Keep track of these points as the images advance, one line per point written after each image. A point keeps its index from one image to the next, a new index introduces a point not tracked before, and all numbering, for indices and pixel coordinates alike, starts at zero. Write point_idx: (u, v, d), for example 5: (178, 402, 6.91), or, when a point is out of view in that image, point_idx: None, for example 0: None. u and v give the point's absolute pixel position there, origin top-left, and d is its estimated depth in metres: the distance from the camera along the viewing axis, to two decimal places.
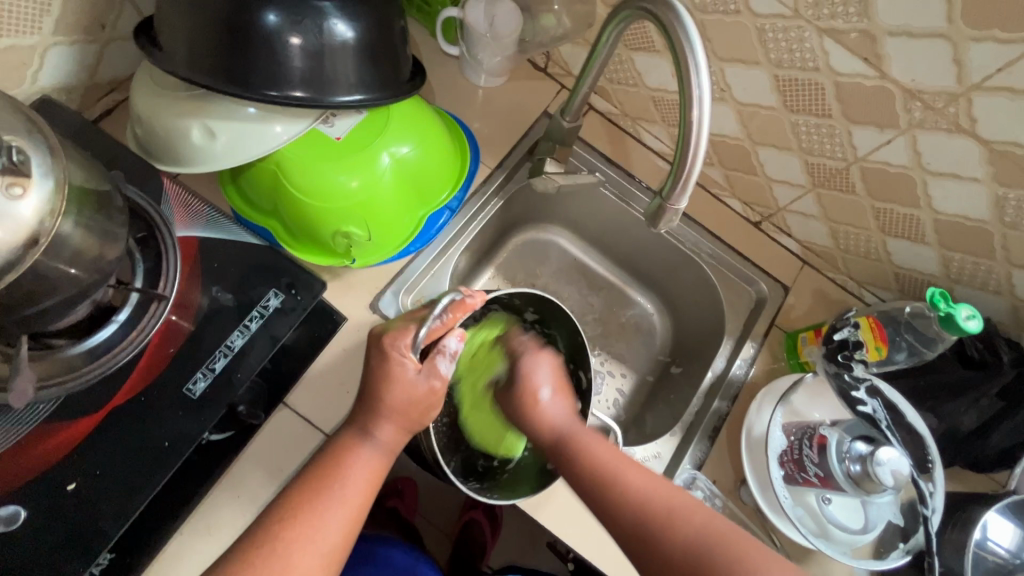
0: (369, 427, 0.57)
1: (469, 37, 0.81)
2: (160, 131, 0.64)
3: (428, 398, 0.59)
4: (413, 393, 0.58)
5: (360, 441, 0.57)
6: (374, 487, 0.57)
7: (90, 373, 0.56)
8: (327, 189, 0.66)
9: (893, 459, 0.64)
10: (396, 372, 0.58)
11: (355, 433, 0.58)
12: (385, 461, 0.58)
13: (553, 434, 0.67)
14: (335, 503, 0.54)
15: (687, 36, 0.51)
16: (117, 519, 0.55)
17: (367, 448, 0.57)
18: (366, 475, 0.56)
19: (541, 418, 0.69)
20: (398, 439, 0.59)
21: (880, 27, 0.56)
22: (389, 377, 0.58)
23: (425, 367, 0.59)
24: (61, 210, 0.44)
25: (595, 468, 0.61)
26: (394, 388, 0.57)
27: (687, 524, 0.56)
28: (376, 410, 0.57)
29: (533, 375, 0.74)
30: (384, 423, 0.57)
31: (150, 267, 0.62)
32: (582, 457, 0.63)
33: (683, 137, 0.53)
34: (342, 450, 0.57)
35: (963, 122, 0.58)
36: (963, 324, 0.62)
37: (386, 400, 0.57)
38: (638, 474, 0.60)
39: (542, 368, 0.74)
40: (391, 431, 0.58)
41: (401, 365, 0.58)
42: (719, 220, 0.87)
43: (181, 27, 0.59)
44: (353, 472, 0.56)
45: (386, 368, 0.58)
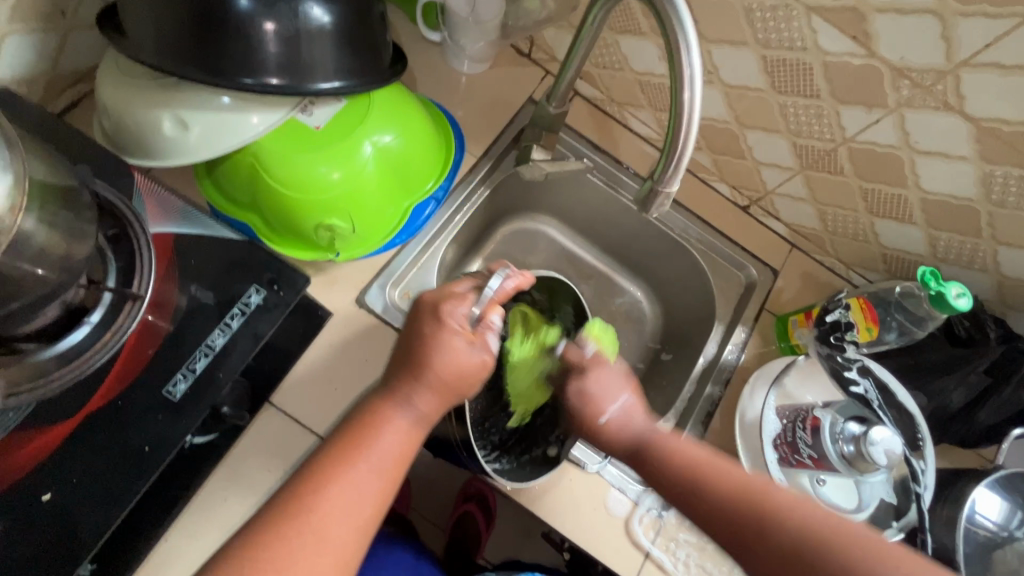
0: (409, 396, 0.55)
1: (450, 22, 0.78)
2: (130, 125, 0.61)
3: (479, 370, 0.57)
4: (465, 364, 0.56)
5: (397, 409, 0.54)
6: (406, 459, 0.54)
7: (63, 376, 0.54)
8: (309, 180, 0.64)
9: (886, 439, 0.64)
10: (449, 341, 0.56)
11: (391, 400, 0.55)
12: (419, 433, 0.55)
13: (625, 438, 0.58)
14: (367, 472, 0.51)
15: (676, 14, 0.49)
16: (96, 528, 0.52)
17: (404, 415, 0.54)
18: (401, 443, 0.53)
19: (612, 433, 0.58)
20: (437, 411, 0.56)
21: (869, 4, 0.56)
22: (441, 345, 0.56)
23: (477, 341, 0.57)
24: (22, 207, 0.42)
25: (673, 471, 0.54)
26: (444, 355, 0.55)
27: (781, 510, 0.49)
28: (418, 378, 0.55)
29: (590, 396, 0.60)
30: (424, 391, 0.55)
31: (123, 266, 0.59)
32: (673, 462, 0.55)
33: (673, 119, 0.52)
34: (376, 418, 0.54)
35: (951, 100, 0.58)
36: (954, 302, 0.62)
37: (433, 368, 0.55)
38: (723, 470, 0.53)
39: (607, 380, 0.61)
40: (432, 401, 0.55)
41: (456, 336, 0.56)
42: (707, 205, 0.87)
43: (147, 13, 0.56)
44: (388, 440, 0.53)
45: (439, 336, 0.56)
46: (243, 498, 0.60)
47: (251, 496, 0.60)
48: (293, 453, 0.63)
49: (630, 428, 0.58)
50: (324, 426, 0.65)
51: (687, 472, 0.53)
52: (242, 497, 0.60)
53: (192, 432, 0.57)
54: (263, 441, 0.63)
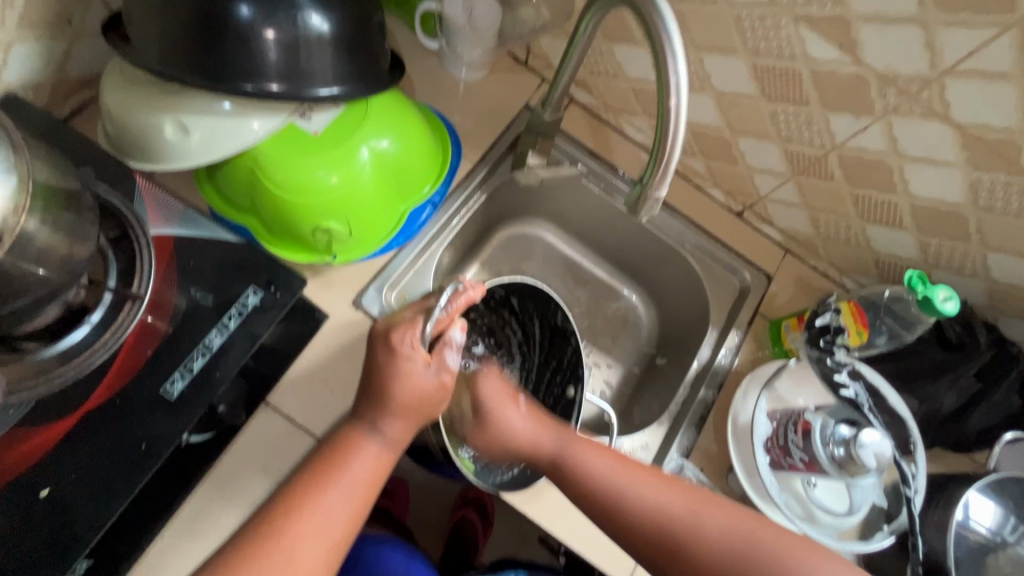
0: (376, 421, 0.55)
1: (448, 30, 0.80)
2: (133, 129, 0.63)
3: (439, 394, 0.56)
4: (422, 390, 0.55)
5: (366, 433, 0.55)
6: (377, 483, 0.54)
7: (63, 374, 0.56)
8: (307, 184, 0.65)
9: (876, 442, 0.65)
10: (407, 368, 0.55)
11: (361, 425, 0.55)
12: (390, 458, 0.55)
13: (551, 443, 0.62)
14: (337, 497, 0.51)
15: (663, 23, 0.51)
16: (92, 524, 0.53)
17: (373, 442, 0.54)
18: (370, 468, 0.53)
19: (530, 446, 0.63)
20: (406, 435, 0.56)
21: (854, 13, 0.57)
22: (396, 372, 0.55)
23: (434, 361, 0.56)
24: (24, 208, 0.43)
25: (587, 492, 0.59)
26: (403, 384, 0.54)
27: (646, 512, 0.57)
28: (383, 404, 0.55)
29: (492, 393, 0.66)
30: (393, 419, 0.55)
31: (123, 267, 0.61)
32: (584, 476, 0.59)
33: (661, 125, 0.53)
34: (345, 444, 0.54)
35: (936, 107, 0.59)
36: (940, 306, 0.63)
37: (395, 395, 0.54)
38: (639, 482, 0.58)
39: (490, 385, 0.67)
40: (399, 426, 0.55)
41: (411, 361, 0.55)
42: (701, 211, 0.88)
43: (151, 21, 0.57)
44: (357, 465, 0.53)
45: (394, 365, 0.55)
46: (238, 497, 0.61)
47: (246, 495, 0.61)
48: (288, 453, 0.63)
49: (495, 441, 0.65)
50: (319, 426, 0.65)
51: (603, 498, 0.58)
52: (238, 496, 0.61)
53: (188, 430, 0.58)
54: (259, 441, 0.63)
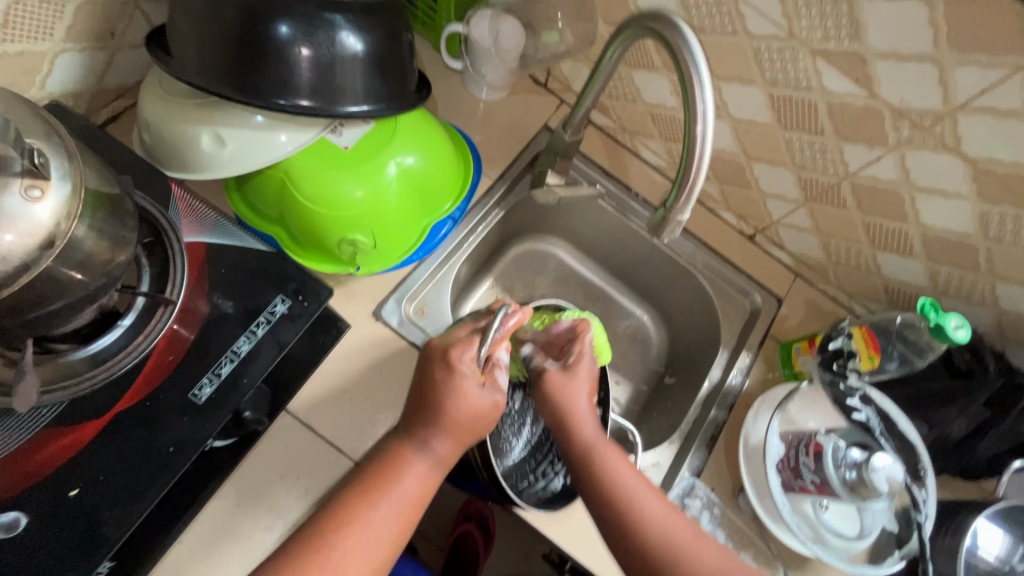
0: (427, 439, 0.56)
1: (473, 52, 0.83)
2: (169, 139, 0.65)
3: (490, 414, 0.57)
4: (476, 407, 0.56)
5: (416, 450, 0.56)
6: (423, 499, 0.55)
7: (94, 376, 0.56)
8: (334, 197, 0.67)
9: (887, 466, 0.66)
10: (461, 387, 0.56)
11: (411, 441, 0.56)
12: (436, 476, 0.56)
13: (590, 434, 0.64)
14: (387, 511, 0.52)
15: (690, 55, 0.53)
16: (118, 526, 0.54)
17: (421, 460, 0.55)
18: (420, 485, 0.55)
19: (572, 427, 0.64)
20: (454, 454, 0.57)
21: (871, 49, 0.59)
22: (454, 391, 0.56)
23: (487, 381, 0.58)
24: (76, 213, 0.44)
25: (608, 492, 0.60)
26: (458, 401, 0.55)
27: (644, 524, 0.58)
28: (438, 423, 0.56)
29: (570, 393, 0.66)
30: (442, 438, 0.56)
31: (156, 272, 0.62)
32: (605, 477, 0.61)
33: (685, 151, 0.55)
34: (395, 460, 0.55)
35: (948, 141, 0.61)
36: (952, 334, 0.64)
37: (449, 413, 0.55)
38: (643, 496, 0.60)
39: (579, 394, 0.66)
40: (450, 445, 0.56)
41: (465, 380, 0.56)
42: (713, 232, 0.90)
43: (194, 37, 0.60)
44: (408, 481, 0.54)
45: (449, 383, 0.56)
46: (258, 502, 0.62)
47: (265, 501, 0.62)
48: (307, 461, 0.64)
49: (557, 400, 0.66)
50: (338, 434, 0.66)
51: (622, 501, 0.59)
52: (257, 502, 0.62)
53: (214, 435, 0.59)
54: (279, 449, 0.64)
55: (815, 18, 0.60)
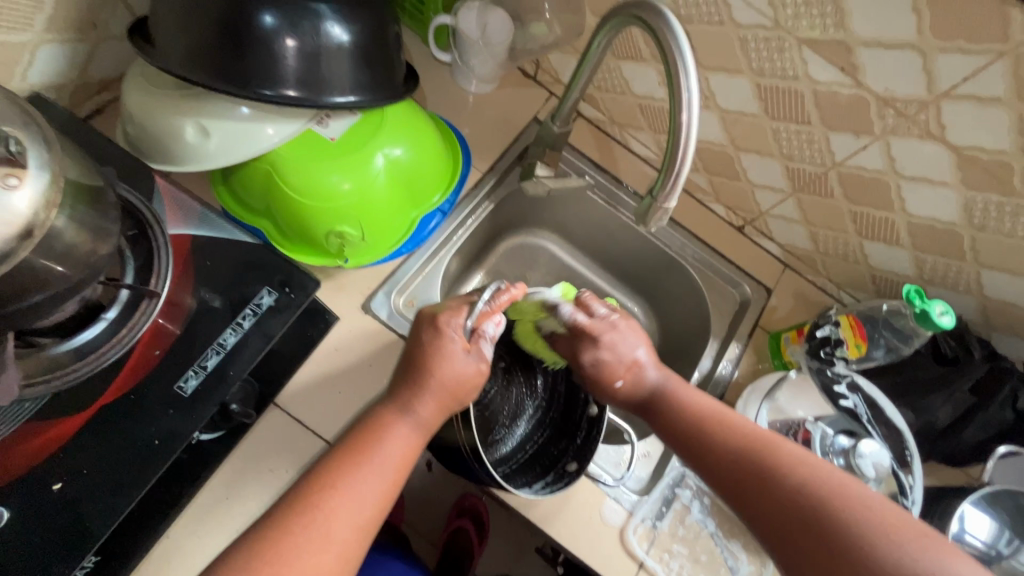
0: (410, 402, 0.55)
1: (461, 44, 0.82)
2: (153, 131, 0.64)
3: (473, 380, 0.58)
4: (460, 373, 0.57)
5: (398, 415, 0.55)
6: (406, 467, 0.54)
7: (76, 370, 0.55)
8: (322, 189, 0.66)
9: (874, 452, 0.68)
10: (447, 351, 0.57)
11: (393, 407, 0.56)
12: (421, 441, 0.55)
13: (652, 377, 0.65)
14: (371, 476, 0.51)
15: (675, 42, 0.53)
16: (103, 520, 0.54)
17: (406, 423, 0.55)
18: (404, 449, 0.53)
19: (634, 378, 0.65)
20: (437, 418, 0.57)
21: (856, 38, 0.59)
22: (441, 353, 0.56)
23: (473, 348, 0.58)
24: (55, 202, 0.43)
25: (688, 420, 0.60)
26: (446, 363, 0.56)
27: (790, 467, 0.52)
28: (420, 387, 0.56)
29: (586, 352, 0.66)
30: (428, 399, 0.56)
31: (140, 265, 0.61)
32: (677, 411, 0.61)
33: (670, 139, 0.55)
34: (379, 425, 0.54)
35: (933, 129, 0.62)
36: (937, 320, 0.65)
37: (435, 376, 0.56)
38: (795, 445, 0.55)
39: (629, 337, 0.66)
40: (433, 408, 0.56)
41: (451, 344, 0.57)
42: (702, 224, 0.90)
43: (177, 27, 0.59)
44: (391, 444, 0.53)
45: (438, 345, 0.57)
46: (245, 496, 0.61)
47: (253, 496, 0.61)
48: (296, 455, 0.64)
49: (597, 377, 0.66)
50: (326, 427, 0.66)
51: (715, 422, 0.59)
52: (245, 496, 0.61)
53: (200, 429, 0.59)
54: (267, 442, 0.64)
55: (801, 7, 0.60)
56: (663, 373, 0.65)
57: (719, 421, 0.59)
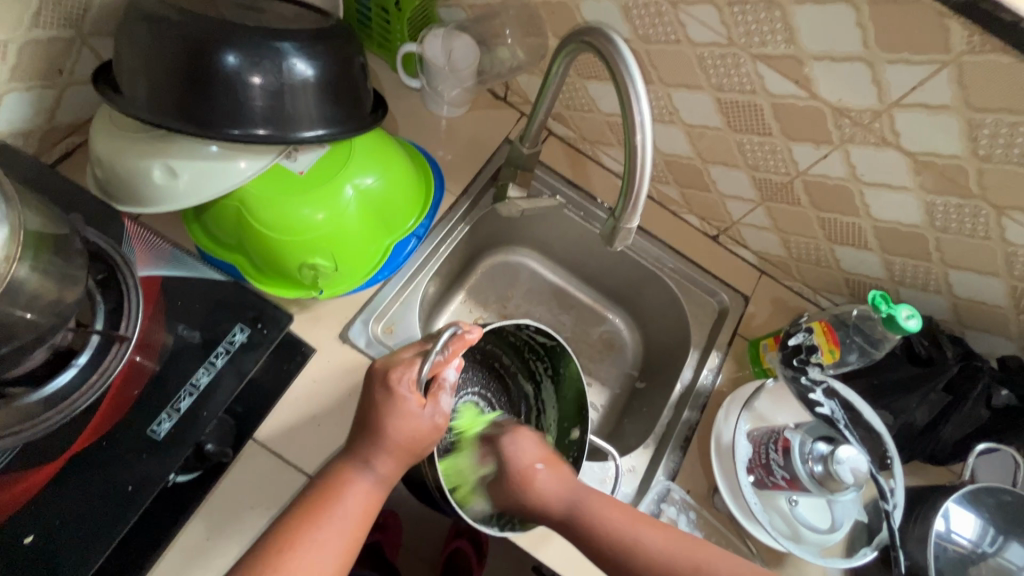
0: (368, 459, 0.55)
1: (428, 71, 0.83)
2: (121, 173, 0.64)
3: (430, 436, 0.56)
4: (416, 429, 0.55)
5: (357, 470, 0.55)
6: (368, 519, 0.55)
7: (48, 420, 0.54)
8: (293, 222, 0.66)
9: (852, 457, 0.67)
10: (402, 407, 0.55)
11: (353, 461, 0.55)
12: (379, 494, 0.56)
13: (562, 504, 0.64)
14: (328, 533, 0.52)
15: (624, 65, 0.54)
16: (77, 571, 0.53)
17: (364, 478, 0.55)
18: (362, 504, 0.54)
19: (541, 504, 0.64)
20: (396, 472, 0.56)
21: (807, 52, 0.61)
22: (396, 412, 0.54)
23: (429, 404, 0.56)
24: (15, 256, 0.44)
25: (607, 542, 0.61)
26: (397, 421, 0.54)
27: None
28: (376, 443, 0.55)
29: (517, 451, 0.69)
30: (384, 456, 0.55)
31: (111, 309, 0.61)
32: (598, 526, 0.62)
33: (628, 160, 0.56)
34: (337, 481, 0.55)
35: (888, 136, 0.63)
36: (904, 324, 0.66)
37: (390, 434, 0.54)
38: (648, 530, 0.62)
39: (525, 442, 0.69)
40: (391, 464, 0.55)
41: (406, 403, 0.55)
42: (677, 235, 0.91)
43: (141, 70, 0.59)
44: (348, 501, 0.54)
45: (390, 404, 0.55)
46: (224, 535, 0.60)
47: (230, 534, 0.61)
48: (276, 491, 0.63)
49: (511, 497, 0.66)
50: (305, 461, 0.66)
51: (627, 543, 0.61)
52: (225, 537, 0.61)
53: (176, 470, 0.59)
54: (245, 479, 0.63)
55: (751, 24, 0.62)
56: (572, 489, 0.65)
57: (619, 543, 0.61)
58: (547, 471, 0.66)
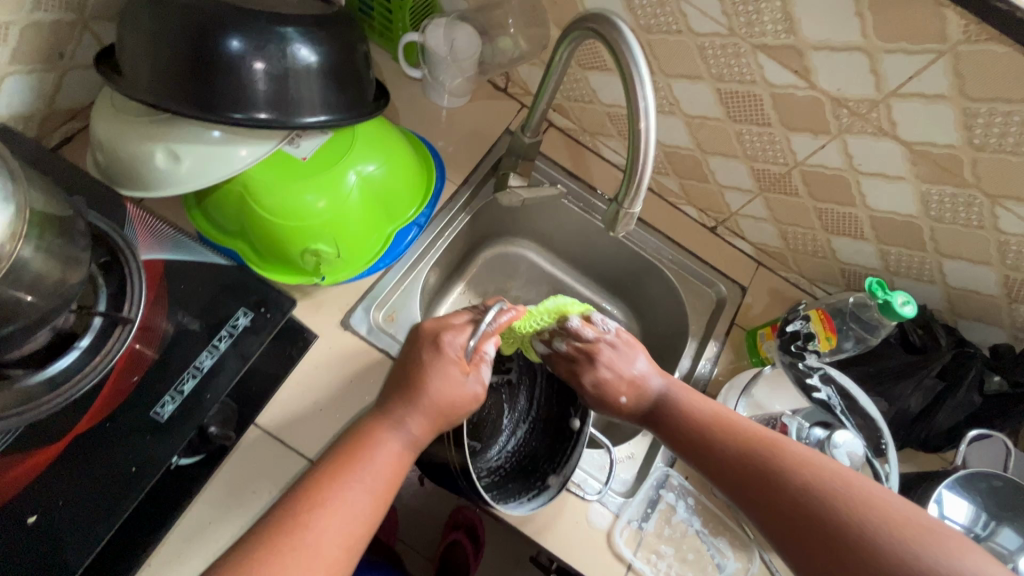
0: (402, 418, 0.56)
1: (430, 60, 0.84)
2: (123, 158, 0.64)
3: (467, 401, 0.58)
4: (459, 393, 0.57)
5: (388, 430, 0.55)
6: (395, 481, 0.54)
7: (50, 402, 0.54)
8: (295, 208, 0.66)
9: (847, 441, 0.68)
10: (446, 369, 0.57)
11: (384, 422, 0.56)
12: (408, 457, 0.56)
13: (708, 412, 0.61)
14: (360, 489, 0.51)
15: (629, 51, 0.55)
16: (81, 552, 0.53)
17: (395, 438, 0.55)
18: (392, 464, 0.54)
19: (639, 385, 0.65)
20: (427, 436, 0.57)
21: (806, 42, 0.62)
22: (440, 372, 0.57)
23: (471, 372, 0.59)
24: (21, 234, 0.44)
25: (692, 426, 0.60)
26: (439, 380, 0.56)
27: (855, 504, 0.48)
28: (413, 401, 0.56)
29: (613, 362, 0.66)
30: (417, 415, 0.56)
31: (114, 292, 0.61)
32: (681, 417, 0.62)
33: (631, 146, 0.57)
34: (367, 440, 0.54)
35: (885, 126, 0.64)
36: (900, 310, 0.67)
37: (431, 392, 0.56)
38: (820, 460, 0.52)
39: (638, 357, 0.66)
40: (424, 425, 0.56)
41: (451, 366, 0.57)
42: (675, 226, 0.92)
43: (144, 53, 0.59)
44: (379, 459, 0.53)
45: (436, 362, 0.57)
46: (227, 519, 0.61)
47: (233, 518, 0.61)
48: (279, 476, 0.64)
49: (604, 366, 0.66)
50: (306, 446, 0.66)
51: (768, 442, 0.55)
52: (228, 520, 0.61)
53: (178, 452, 0.59)
54: (247, 464, 0.63)
55: (752, 14, 0.62)
56: (662, 384, 0.65)
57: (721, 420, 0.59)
58: (658, 372, 0.66)
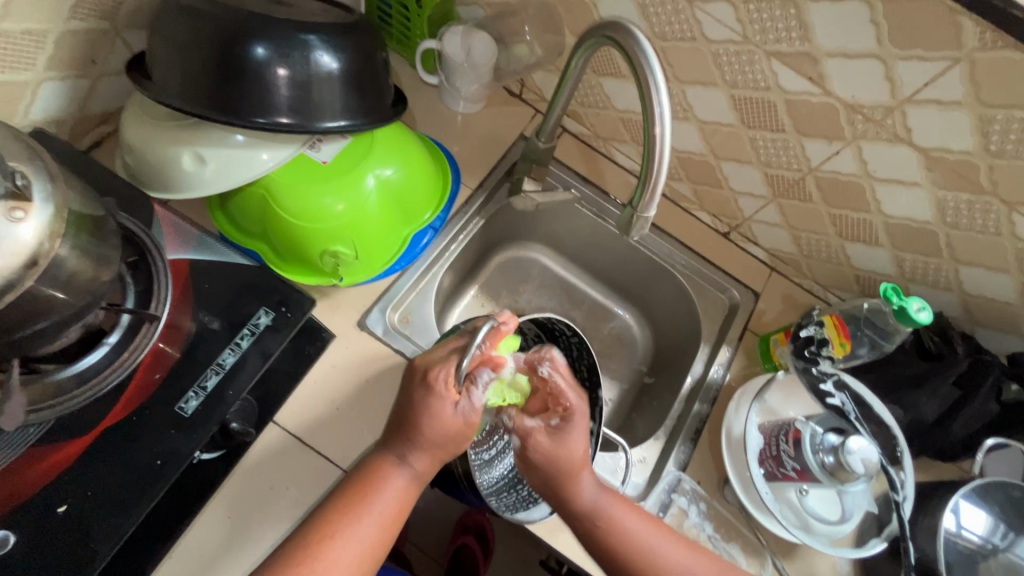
0: (404, 454, 0.56)
1: (447, 67, 0.85)
2: (151, 161, 0.66)
3: (462, 432, 0.56)
4: (448, 425, 0.55)
5: (393, 466, 0.56)
6: (401, 516, 0.56)
7: (79, 395, 0.56)
8: (315, 211, 0.68)
9: (862, 448, 0.68)
10: (437, 406, 0.55)
11: (389, 457, 0.57)
12: (414, 489, 0.57)
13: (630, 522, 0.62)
14: (367, 526, 0.54)
15: (644, 58, 0.56)
16: (107, 542, 0.55)
17: (400, 475, 0.56)
18: (398, 500, 0.56)
19: (573, 494, 0.61)
20: (431, 469, 0.58)
21: (820, 49, 0.62)
22: (430, 410, 0.55)
23: (463, 399, 0.56)
24: (59, 233, 0.46)
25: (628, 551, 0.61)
26: (433, 419, 0.55)
27: None
28: (411, 439, 0.56)
29: (568, 442, 0.60)
30: (419, 454, 0.56)
31: (141, 290, 0.63)
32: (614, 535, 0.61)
33: (646, 150, 0.57)
34: (374, 476, 0.56)
35: (900, 132, 0.64)
36: (915, 316, 0.67)
37: (424, 431, 0.55)
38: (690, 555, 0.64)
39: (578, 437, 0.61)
40: (426, 460, 0.57)
41: (442, 400, 0.55)
42: (688, 231, 0.92)
43: (173, 60, 0.61)
44: (385, 496, 0.55)
45: (427, 402, 0.55)
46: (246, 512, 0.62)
47: (253, 511, 0.62)
48: (296, 471, 0.65)
49: (552, 457, 0.60)
50: (323, 443, 0.67)
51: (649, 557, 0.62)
52: (246, 514, 0.62)
53: (201, 446, 0.61)
54: (266, 460, 0.65)
55: (766, 22, 0.63)
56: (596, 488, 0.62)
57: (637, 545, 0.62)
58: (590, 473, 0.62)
